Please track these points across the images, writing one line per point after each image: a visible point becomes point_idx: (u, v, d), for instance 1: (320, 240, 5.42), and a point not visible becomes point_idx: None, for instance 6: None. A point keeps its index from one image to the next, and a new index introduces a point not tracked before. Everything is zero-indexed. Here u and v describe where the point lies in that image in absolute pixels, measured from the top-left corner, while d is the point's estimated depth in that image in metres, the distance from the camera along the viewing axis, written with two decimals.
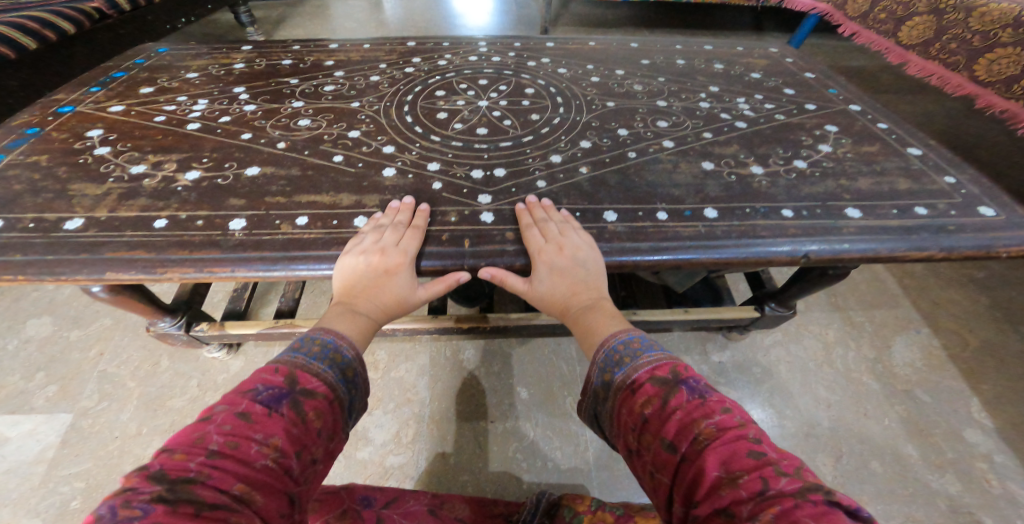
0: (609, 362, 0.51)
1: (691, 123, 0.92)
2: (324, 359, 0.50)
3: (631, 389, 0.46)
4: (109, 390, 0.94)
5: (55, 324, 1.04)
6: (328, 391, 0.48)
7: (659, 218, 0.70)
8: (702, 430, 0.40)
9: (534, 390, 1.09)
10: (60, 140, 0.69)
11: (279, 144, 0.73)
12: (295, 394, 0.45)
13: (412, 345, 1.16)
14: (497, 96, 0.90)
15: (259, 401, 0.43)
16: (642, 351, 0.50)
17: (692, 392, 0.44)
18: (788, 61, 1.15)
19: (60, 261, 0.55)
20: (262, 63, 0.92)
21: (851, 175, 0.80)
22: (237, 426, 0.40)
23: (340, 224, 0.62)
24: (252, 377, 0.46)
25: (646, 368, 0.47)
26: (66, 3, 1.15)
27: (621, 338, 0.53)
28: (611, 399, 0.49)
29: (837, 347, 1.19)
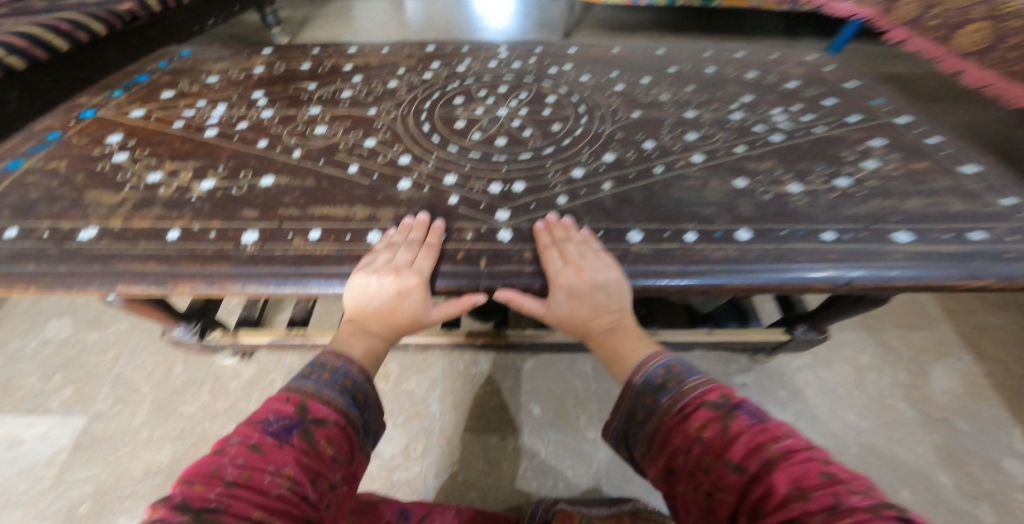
0: (650, 386, 0.50)
1: (723, 136, 0.87)
2: (334, 385, 0.49)
3: (682, 414, 0.45)
4: (122, 394, 0.98)
5: (73, 326, 1.08)
6: (339, 417, 0.46)
7: (687, 239, 0.65)
8: (771, 452, 0.37)
9: (547, 408, 1.06)
10: (80, 146, 0.69)
11: (295, 152, 0.72)
12: (305, 424, 0.43)
13: (424, 357, 1.13)
14: (517, 104, 0.87)
15: (270, 433, 0.41)
16: (684, 374, 0.49)
17: (753, 416, 0.41)
18: (829, 70, 1.08)
19: (70, 272, 0.54)
20: (282, 68, 0.91)
21: (901, 194, 0.74)
22: (249, 458, 0.38)
23: (353, 239, 0.60)
24: (263, 408, 0.44)
25: (697, 393, 0.45)
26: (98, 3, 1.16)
27: (661, 362, 0.51)
28: (653, 423, 0.47)
29: (870, 371, 1.12)
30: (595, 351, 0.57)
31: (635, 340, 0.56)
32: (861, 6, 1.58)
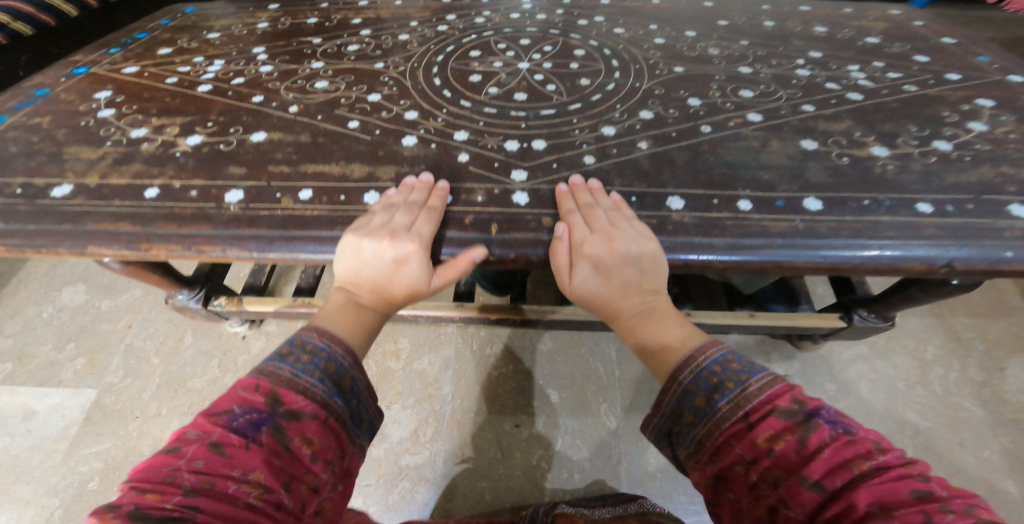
0: (702, 385, 0.38)
1: (785, 93, 0.73)
2: (313, 371, 0.40)
3: (746, 420, 0.35)
4: (133, 366, 0.99)
5: (88, 294, 1.12)
6: (319, 410, 0.38)
7: (740, 207, 0.54)
8: (860, 472, 0.30)
9: (566, 394, 0.98)
10: (67, 101, 0.64)
11: (292, 108, 0.65)
12: (277, 418, 0.36)
13: (437, 334, 1.07)
14: (541, 57, 0.77)
15: (234, 429, 0.34)
16: (748, 374, 0.38)
17: (833, 424, 0.33)
18: (917, 25, 0.92)
19: (40, 231, 0.49)
20: (287, 23, 0.85)
21: (1018, 161, 0.61)
22: (210, 462, 0.32)
23: (348, 200, 0.53)
24: (227, 395, 0.37)
25: (764, 397, 0.35)
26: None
27: (712, 355, 0.40)
28: (705, 429, 0.37)
29: (935, 366, 0.98)
30: (622, 338, 0.47)
31: (675, 326, 0.45)
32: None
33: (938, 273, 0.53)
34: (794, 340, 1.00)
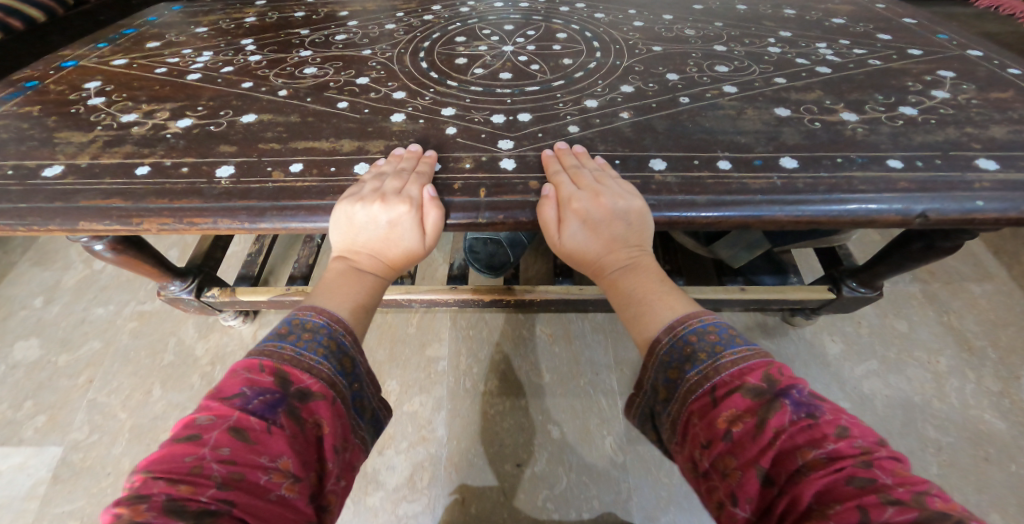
0: (674, 357, 0.39)
1: (759, 68, 0.76)
2: (317, 347, 0.40)
3: (712, 395, 0.34)
4: (98, 422, 0.92)
5: (43, 348, 1.04)
6: (326, 389, 0.38)
7: (720, 167, 0.56)
8: (806, 461, 0.29)
9: (569, 427, 0.92)
10: (56, 92, 0.65)
11: (281, 92, 0.65)
12: (290, 399, 0.35)
13: (427, 373, 1.00)
14: (524, 41, 0.80)
15: (252, 413, 0.33)
16: (722, 346, 0.37)
17: (798, 406, 0.31)
18: (880, 7, 0.96)
19: (31, 210, 0.49)
20: (274, 17, 0.86)
21: (980, 122, 0.64)
22: (236, 449, 0.31)
23: (338, 171, 0.54)
24: (232, 379, 0.35)
25: (734, 370, 0.35)
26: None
27: (691, 325, 0.40)
28: (677, 403, 0.37)
29: (950, 378, 0.93)
30: (604, 291, 0.48)
31: (659, 281, 0.46)
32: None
33: (912, 224, 0.53)
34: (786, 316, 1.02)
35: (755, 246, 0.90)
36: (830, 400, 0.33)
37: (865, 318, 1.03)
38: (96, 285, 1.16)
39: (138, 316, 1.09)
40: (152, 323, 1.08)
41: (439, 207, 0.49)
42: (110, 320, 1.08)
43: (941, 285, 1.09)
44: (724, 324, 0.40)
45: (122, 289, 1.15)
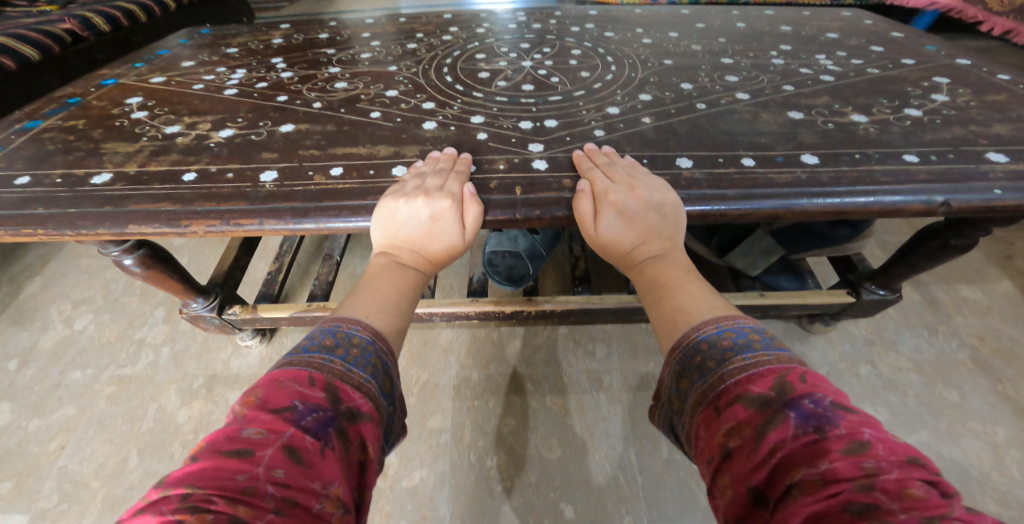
0: (686, 366, 0.39)
1: (766, 77, 0.79)
2: (366, 365, 0.38)
3: (715, 406, 0.35)
4: (70, 490, 0.82)
5: (13, 412, 0.93)
6: (373, 411, 0.36)
7: (745, 164, 0.58)
8: (798, 481, 0.28)
9: (583, 508, 0.79)
10: (98, 107, 0.67)
11: (315, 104, 0.68)
12: (341, 418, 0.33)
13: (430, 446, 0.87)
14: (542, 57, 0.84)
15: (306, 430, 0.31)
16: (733, 352, 0.36)
17: (805, 419, 0.30)
18: (868, 23, 1.02)
19: (81, 215, 0.50)
20: (300, 39, 0.91)
21: (983, 121, 0.65)
22: (290, 471, 0.29)
23: (377, 173, 0.55)
24: (281, 391, 0.33)
25: (741, 377, 0.34)
26: (35, 25, 1.14)
27: (705, 333, 0.39)
28: (688, 414, 0.37)
29: (1012, 450, 0.81)
30: (633, 281, 0.49)
31: (687, 274, 0.46)
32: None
33: (935, 214, 0.55)
34: (804, 323, 1.01)
35: (771, 252, 0.92)
36: (859, 414, 0.31)
37: (911, 387, 0.91)
38: (74, 348, 1.04)
39: (118, 381, 0.97)
40: (133, 388, 0.96)
41: (479, 203, 0.51)
42: (86, 386, 0.97)
43: (992, 351, 0.96)
44: (747, 329, 0.38)
45: (102, 354, 1.03)
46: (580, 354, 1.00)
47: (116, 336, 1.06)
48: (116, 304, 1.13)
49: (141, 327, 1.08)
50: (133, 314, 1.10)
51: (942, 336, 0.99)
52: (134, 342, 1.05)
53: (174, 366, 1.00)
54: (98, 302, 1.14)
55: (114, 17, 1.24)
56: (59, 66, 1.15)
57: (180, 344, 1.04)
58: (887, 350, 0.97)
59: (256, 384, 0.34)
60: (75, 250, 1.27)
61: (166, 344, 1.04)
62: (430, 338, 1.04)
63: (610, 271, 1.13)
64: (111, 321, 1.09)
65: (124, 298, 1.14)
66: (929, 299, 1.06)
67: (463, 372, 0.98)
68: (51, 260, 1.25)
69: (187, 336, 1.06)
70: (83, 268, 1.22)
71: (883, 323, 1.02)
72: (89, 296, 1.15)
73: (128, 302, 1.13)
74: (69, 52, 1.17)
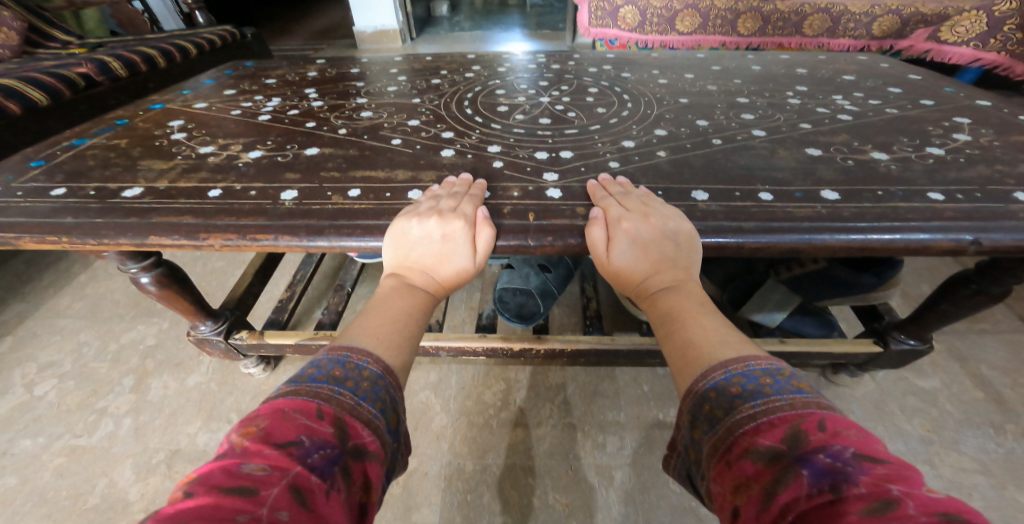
0: (697, 414, 0.37)
1: (783, 116, 0.79)
2: (375, 399, 0.37)
3: (727, 458, 0.33)
4: None
5: None
6: (379, 449, 0.35)
7: (763, 198, 0.57)
8: None
9: None
10: (143, 128, 0.72)
11: (341, 130, 0.71)
12: (346, 456, 0.32)
13: None
14: (560, 94, 0.87)
15: (313, 469, 0.29)
16: (744, 399, 0.34)
17: (820, 476, 0.28)
18: (884, 65, 1.03)
19: (106, 225, 0.52)
20: (333, 72, 0.97)
21: (1008, 160, 0.64)
22: (294, 514, 0.27)
23: (393, 196, 0.56)
24: (287, 424, 0.32)
25: (750, 427, 0.32)
26: (50, 70, 1.21)
27: (713, 378, 0.37)
28: (704, 467, 0.35)
29: None
30: (643, 312, 0.48)
31: (700, 307, 0.45)
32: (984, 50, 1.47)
33: (967, 253, 0.53)
34: (827, 374, 0.95)
35: (787, 300, 0.90)
36: (889, 466, 0.28)
37: (978, 489, 0.76)
38: (30, 414, 0.89)
39: (69, 451, 0.83)
40: (85, 461, 0.82)
41: (491, 226, 0.51)
42: (33, 456, 0.82)
43: None
44: (757, 371, 0.36)
45: (59, 422, 0.88)
46: (589, 447, 0.86)
47: (77, 404, 0.91)
48: (84, 369, 0.98)
49: (106, 395, 0.92)
50: (100, 381, 0.95)
51: (1011, 437, 0.82)
52: (95, 411, 0.89)
53: (134, 437, 0.85)
54: (64, 366, 0.98)
55: (132, 62, 1.35)
56: (66, 111, 1.20)
57: (146, 414, 0.89)
58: (947, 450, 0.81)
59: (256, 414, 0.33)
60: (50, 308, 1.13)
61: (131, 414, 0.89)
62: (421, 421, 0.91)
63: (623, 312, 1.11)
64: (76, 387, 0.94)
65: (93, 362, 0.99)
66: (976, 370, 0.94)
67: (456, 460, 0.84)
68: (26, 317, 1.10)
69: (154, 407, 0.90)
70: (59, 329, 1.07)
71: (940, 420, 0.86)
72: (56, 360, 1.00)
73: (97, 367, 0.98)
74: (81, 96, 1.24)
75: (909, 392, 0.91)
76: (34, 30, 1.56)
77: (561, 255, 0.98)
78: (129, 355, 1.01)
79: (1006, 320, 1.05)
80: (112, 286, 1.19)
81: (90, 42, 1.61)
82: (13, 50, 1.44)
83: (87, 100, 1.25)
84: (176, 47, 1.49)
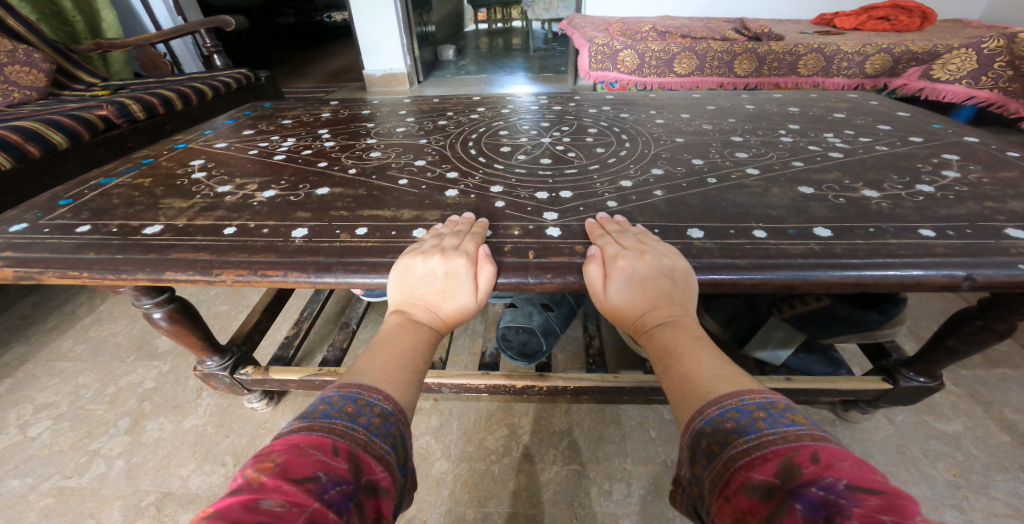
0: (696, 451, 0.37)
1: (775, 154, 0.82)
2: (387, 436, 0.38)
3: (727, 495, 0.33)
4: None
5: None
6: (391, 485, 0.36)
7: (757, 235, 0.59)
8: None
9: None
10: (166, 167, 0.76)
11: (351, 170, 0.75)
12: (361, 493, 0.33)
13: None
14: (560, 135, 0.91)
15: (330, 505, 0.30)
16: (739, 435, 0.35)
17: (813, 510, 0.28)
18: (873, 103, 1.07)
19: (126, 260, 0.54)
20: (345, 114, 1.02)
21: (998, 197, 0.65)
22: None
23: (398, 234, 0.59)
24: (303, 459, 0.33)
25: (744, 461, 0.33)
26: (72, 112, 1.28)
27: (708, 414, 0.37)
28: (706, 504, 0.35)
29: None
30: (641, 347, 0.48)
31: (697, 341, 0.46)
32: (976, 88, 1.57)
33: (962, 290, 0.53)
34: (839, 411, 0.93)
35: (790, 338, 0.89)
36: (883, 496, 0.28)
37: None
38: (20, 455, 0.90)
39: (58, 492, 0.83)
40: (72, 502, 0.81)
41: (493, 263, 0.53)
42: (20, 496, 0.82)
43: None
44: (751, 405, 0.37)
45: (50, 463, 0.88)
46: (594, 494, 0.84)
47: (70, 444, 0.91)
48: (79, 412, 0.98)
49: (100, 436, 0.93)
50: (95, 423, 0.96)
51: None
52: (88, 452, 0.90)
53: (125, 480, 0.85)
54: (61, 408, 0.99)
55: (151, 105, 1.44)
56: (84, 152, 1.27)
57: (139, 456, 0.89)
58: (978, 496, 0.78)
59: (272, 449, 0.33)
60: (52, 351, 1.15)
61: (123, 455, 0.89)
62: (422, 465, 0.90)
63: (627, 352, 1.10)
64: (70, 429, 0.95)
65: (90, 404, 1.00)
66: (995, 411, 0.92)
67: (457, 508, 0.82)
68: (28, 358, 1.12)
69: (148, 449, 0.90)
70: (58, 371, 1.09)
71: (967, 464, 0.82)
72: (53, 402, 1.01)
73: (93, 409, 0.99)
74: (99, 137, 1.31)
75: (932, 436, 0.88)
76: (61, 70, 1.68)
77: (563, 294, 0.99)
78: (127, 396, 1.02)
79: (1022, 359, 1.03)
80: (116, 329, 1.22)
81: (112, 83, 1.71)
82: (39, 90, 1.52)
83: (105, 141, 1.32)
84: (193, 90, 1.58)
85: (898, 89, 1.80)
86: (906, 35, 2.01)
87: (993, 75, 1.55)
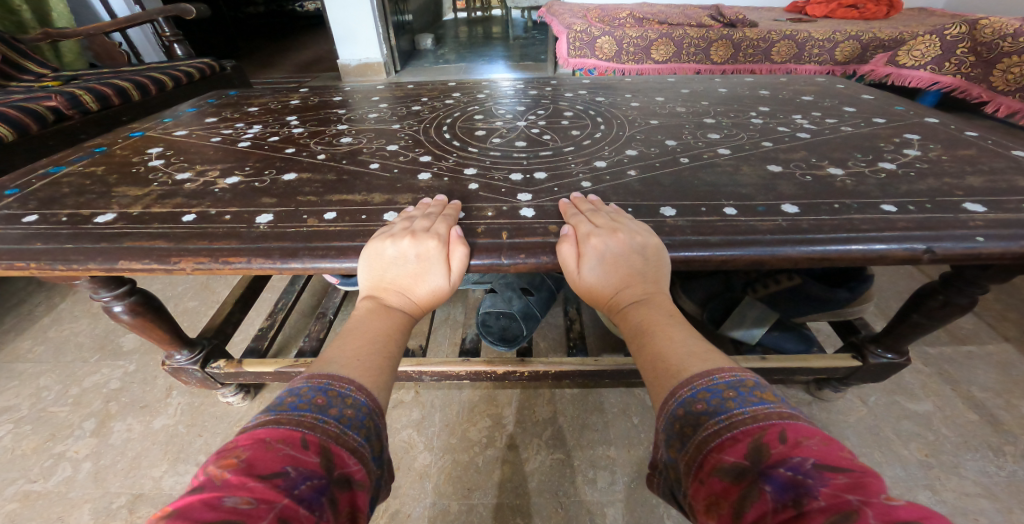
0: (671, 433, 0.37)
1: (746, 135, 0.83)
2: (360, 427, 0.37)
3: (700, 478, 0.33)
4: None
5: None
6: (365, 477, 0.35)
7: (727, 213, 0.59)
8: None
9: None
10: (120, 155, 0.72)
11: (320, 156, 0.73)
12: (334, 486, 0.32)
13: None
14: (535, 118, 0.90)
15: (300, 500, 0.29)
16: (710, 416, 0.35)
17: (782, 491, 0.29)
18: (840, 87, 1.09)
19: (77, 250, 0.52)
20: (315, 100, 0.99)
21: (956, 174, 0.67)
22: None
23: (368, 218, 0.57)
24: (270, 455, 0.31)
25: (716, 443, 0.33)
26: (18, 103, 1.21)
27: (681, 396, 0.38)
28: (683, 487, 0.36)
29: None
30: (616, 327, 0.48)
31: (670, 319, 0.46)
32: (941, 73, 1.61)
33: (923, 262, 0.55)
34: (813, 391, 0.96)
35: (766, 316, 0.89)
36: (849, 474, 0.29)
37: (983, 515, 0.75)
38: None
39: (22, 496, 0.80)
40: (38, 507, 0.78)
41: (465, 245, 0.52)
42: None
43: None
44: (721, 385, 0.37)
45: (10, 468, 0.84)
46: (579, 483, 0.85)
47: (32, 448, 0.88)
48: (42, 414, 0.94)
49: (64, 439, 0.89)
50: (59, 425, 0.92)
51: (1010, 460, 0.82)
52: (52, 456, 0.86)
53: (93, 482, 0.82)
54: (21, 411, 0.95)
55: (105, 95, 1.37)
56: (35, 144, 1.20)
57: (107, 457, 0.86)
58: (948, 474, 0.81)
59: (236, 443, 0.32)
60: (10, 353, 1.09)
61: (90, 457, 0.86)
62: (405, 459, 0.89)
63: (608, 337, 1.11)
64: (32, 432, 0.91)
65: (53, 406, 0.96)
66: (962, 389, 0.96)
67: (441, 500, 0.82)
68: None
69: (116, 450, 0.87)
70: (17, 373, 1.04)
71: (937, 444, 0.86)
72: (12, 405, 0.96)
73: (56, 411, 0.95)
74: (49, 129, 1.24)
75: (903, 417, 0.91)
76: (7, 61, 1.57)
77: (542, 280, 0.99)
78: (92, 397, 0.98)
79: (984, 337, 1.08)
80: (78, 328, 1.17)
81: (64, 74, 1.62)
82: None
83: (57, 133, 1.25)
84: (150, 80, 1.52)
85: (867, 75, 1.82)
86: (874, 22, 2.06)
87: (957, 61, 1.59)
